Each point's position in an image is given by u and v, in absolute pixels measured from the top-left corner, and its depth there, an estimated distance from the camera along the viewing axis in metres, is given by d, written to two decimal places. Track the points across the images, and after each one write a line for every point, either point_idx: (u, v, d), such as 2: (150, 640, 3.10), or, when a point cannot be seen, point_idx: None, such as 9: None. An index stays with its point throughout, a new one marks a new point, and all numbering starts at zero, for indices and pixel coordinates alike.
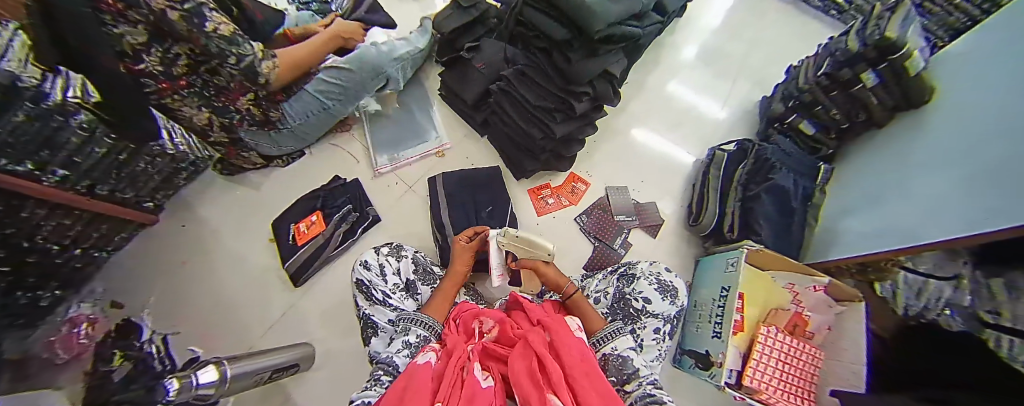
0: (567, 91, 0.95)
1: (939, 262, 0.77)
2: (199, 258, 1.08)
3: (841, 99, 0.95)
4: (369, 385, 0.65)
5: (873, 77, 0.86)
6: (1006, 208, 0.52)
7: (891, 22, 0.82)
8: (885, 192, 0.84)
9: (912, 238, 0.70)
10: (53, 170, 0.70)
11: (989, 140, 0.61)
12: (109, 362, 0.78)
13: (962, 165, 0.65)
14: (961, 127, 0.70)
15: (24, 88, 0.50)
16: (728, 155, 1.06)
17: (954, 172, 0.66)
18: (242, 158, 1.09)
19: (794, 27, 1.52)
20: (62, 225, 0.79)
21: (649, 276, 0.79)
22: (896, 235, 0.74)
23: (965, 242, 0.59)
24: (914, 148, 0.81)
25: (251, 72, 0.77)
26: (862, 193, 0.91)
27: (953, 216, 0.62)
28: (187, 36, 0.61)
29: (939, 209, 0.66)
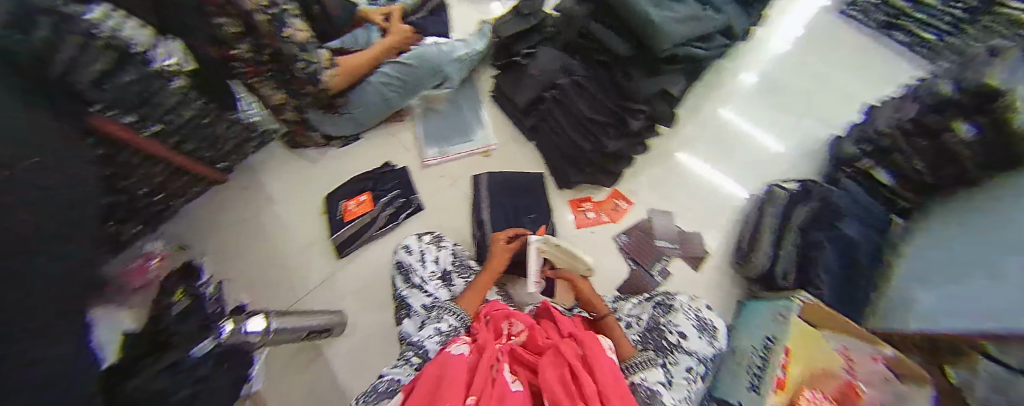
0: (624, 108, 0.93)
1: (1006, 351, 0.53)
2: (256, 219, 1.16)
3: (926, 149, 0.86)
4: (399, 363, 0.70)
5: (970, 128, 0.76)
6: None
7: (992, 68, 0.77)
8: (944, 260, 0.76)
9: (976, 320, 0.61)
10: (148, 124, 0.79)
11: None
12: (170, 294, 0.78)
13: None
14: None
15: (135, 53, 0.68)
16: (789, 196, 1.00)
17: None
18: (305, 138, 1.18)
19: (869, 65, 1.40)
20: (150, 175, 0.89)
21: (689, 311, 0.79)
22: (962, 314, 0.65)
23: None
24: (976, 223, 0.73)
25: (315, 79, 0.97)
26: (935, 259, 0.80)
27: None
28: (269, 37, 0.81)
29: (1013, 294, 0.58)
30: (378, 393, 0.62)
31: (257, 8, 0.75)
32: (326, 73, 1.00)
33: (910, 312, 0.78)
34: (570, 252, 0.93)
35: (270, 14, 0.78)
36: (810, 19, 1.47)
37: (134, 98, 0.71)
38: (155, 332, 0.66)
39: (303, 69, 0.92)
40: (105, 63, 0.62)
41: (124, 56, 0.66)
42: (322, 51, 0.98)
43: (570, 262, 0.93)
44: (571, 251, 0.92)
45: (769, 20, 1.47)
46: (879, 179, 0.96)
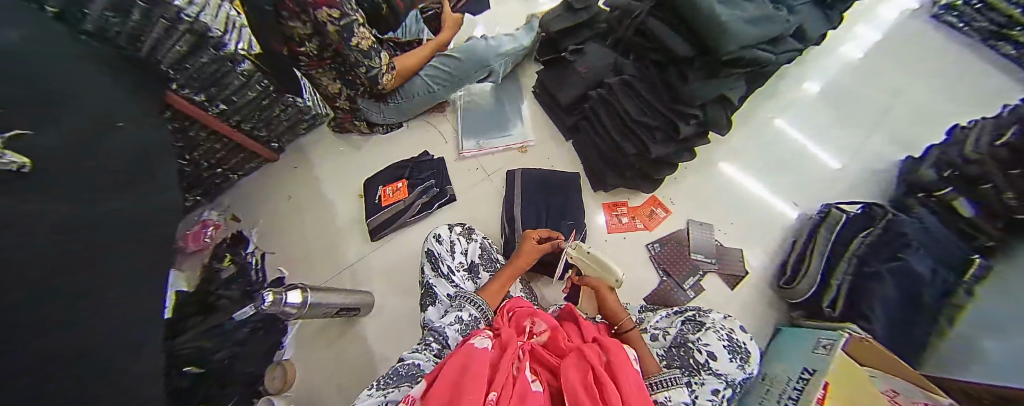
0: (674, 111, 0.90)
1: None
2: (302, 197, 1.24)
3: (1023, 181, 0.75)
4: (420, 347, 0.72)
5: None
6: None
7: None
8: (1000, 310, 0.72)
9: (994, 377, 0.63)
10: (216, 103, 0.88)
11: None
12: (221, 262, 0.97)
13: None
14: None
15: (211, 37, 0.73)
16: (846, 218, 0.93)
17: None
18: (352, 125, 1.23)
19: (958, 84, 1.26)
20: (213, 149, 1.00)
21: (721, 330, 0.75)
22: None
23: None
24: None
25: (373, 81, 1.00)
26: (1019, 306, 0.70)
27: None
28: (336, 41, 0.83)
29: None
30: (401, 376, 0.65)
31: (328, 18, 0.77)
32: (384, 78, 1.01)
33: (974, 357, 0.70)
34: (599, 261, 0.90)
35: (339, 25, 0.80)
36: (892, 27, 1.36)
37: (200, 75, 0.80)
38: (205, 294, 0.85)
39: (365, 73, 0.96)
40: (184, 45, 0.72)
41: (200, 39, 0.72)
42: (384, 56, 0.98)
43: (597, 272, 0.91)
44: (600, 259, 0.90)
45: (850, 24, 1.36)
46: (968, 214, 0.85)
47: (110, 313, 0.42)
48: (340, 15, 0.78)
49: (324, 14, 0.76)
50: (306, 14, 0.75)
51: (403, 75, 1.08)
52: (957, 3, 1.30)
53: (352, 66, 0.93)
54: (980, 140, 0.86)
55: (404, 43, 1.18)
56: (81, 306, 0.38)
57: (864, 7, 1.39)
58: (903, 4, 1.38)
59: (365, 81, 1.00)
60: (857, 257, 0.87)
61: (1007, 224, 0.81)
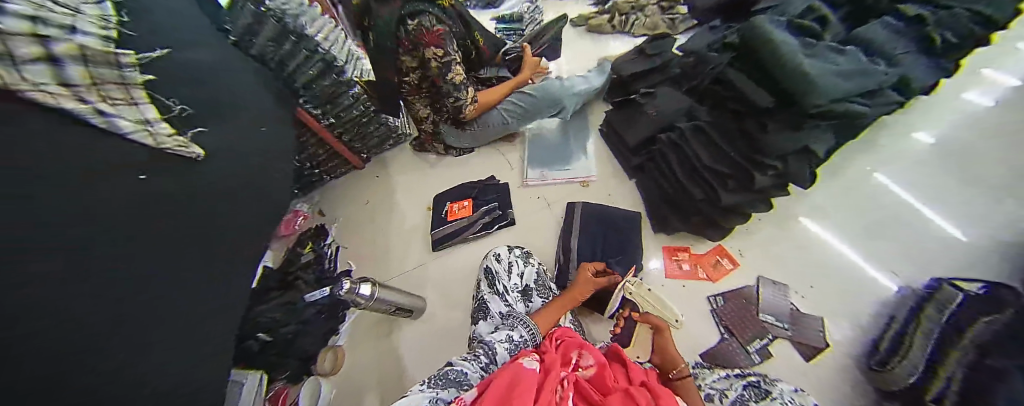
0: (752, 161, 0.87)
1: None
2: (378, 206, 1.38)
3: None
4: (468, 356, 0.74)
5: None
6: None
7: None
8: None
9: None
10: (327, 117, 1.05)
11: None
12: (303, 247, 1.14)
13: None
14: None
15: (336, 65, 0.97)
16: (963, 297, 0.82)
17: None
18: (432, 146, 1.38)
19: None
20: (316, 153, 1.17)
21: (790, 404, 0.68)
22: None
23: None
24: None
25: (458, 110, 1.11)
26: None
27: None
28: (436, 73, 0.97)
29: None
30: (447, 380, 0.67)
31: (433, 56, 0.93)
32: (466, 107, 1.11)
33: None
34: (657, 299, 0.94)
35: (441, 63, 0.94)
36: (1015, 82, 1.24)
37: (318, 99, 0.98)
38: (286, 274, 1.01)
39: (453, 104, 1.07)
40: (316, 69, 0.92)
41: (326, 67, 0.95)
42: (469, 90, 1.08)
43: (657, 309, 0.94)
44: (661, 300, 0.95)
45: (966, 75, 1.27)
46: None
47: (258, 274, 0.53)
48: (443, 54, 0.93)
49: (431, 52, 0.92)
50: (417, 51, 0.92)
51: (486, 106, 1.20)
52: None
53: (443, 97, 1.06)
54: None
55: (486, 78, 1.31)
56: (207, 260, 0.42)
57: (979, 58, 1.30)
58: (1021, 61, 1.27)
59: (451, 109, 1.11)
60: (976, 348, 0.73)
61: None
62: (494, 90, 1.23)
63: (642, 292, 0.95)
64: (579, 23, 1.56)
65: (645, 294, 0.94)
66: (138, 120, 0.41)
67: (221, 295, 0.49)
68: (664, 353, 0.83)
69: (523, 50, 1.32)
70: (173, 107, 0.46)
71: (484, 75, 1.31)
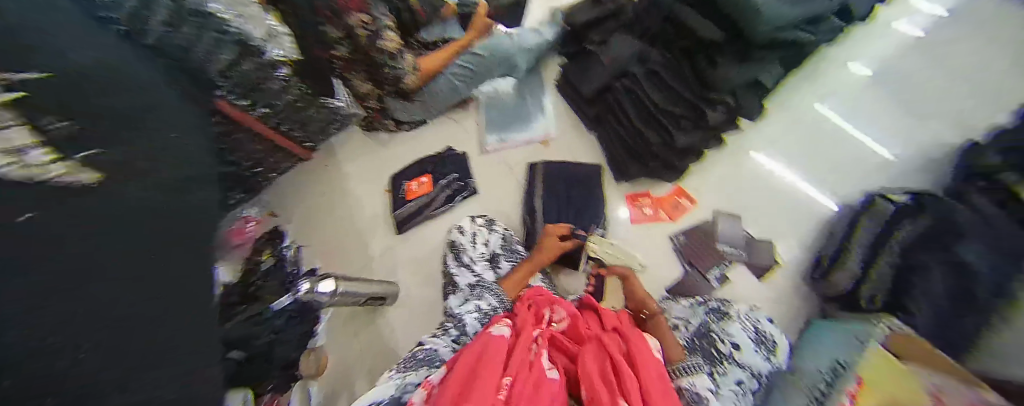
0: (704, 98, 0.88)
1: None
2: (334, 193, 1.31)
3: None
4: (438, 333, 0.74)
5: None
6: None
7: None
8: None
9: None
10: (258, 108, 0.89)
11: None
12: (261, 254, 0.98)
13: None
14: None
15: (253, 44, 0.73)
16: (892, 209, 0.89)
17: None
18: (381, 124, 1.28)
19: None
20: (258, 149, 1.02)
21: (746, 321, 0.76)
22: None
23: None
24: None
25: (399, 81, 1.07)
26: None
27: None
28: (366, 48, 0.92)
29: None
30: (418, 360, 0.66)
31: (359, 23, 0.86)
32: (408, 78, 1.08)
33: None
34: (620, 250, 1.06)
35: (370, 30, 0.89)
36: None
37: (245, 86, 0.80)
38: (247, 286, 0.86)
39: (391, 76, 1.04)
40: (233, 52, 0.71)
41: (245, 48, 0.73)
42: (408, 57, 1.05)
43: (620, 260, 1.05)
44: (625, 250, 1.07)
45: None
46: None
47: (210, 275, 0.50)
48: (371, 21, 0.89)
49: (357, 19, 0.85)
50: (340, 22, 0.83)
51: (432, 70, 1.14)
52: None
53: (377, 65, 0.99)
54: None
55: (430, 43, 1.19)
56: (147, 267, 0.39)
57: None
58: None
59: (392, 78, 1.05)
60: (900, 251, 0.83)
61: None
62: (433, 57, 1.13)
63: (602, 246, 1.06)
64: None
65: (603, 247, 1.06)
66: (9, 153, 0.29)
67: None
68: (636, 297, 0.91)
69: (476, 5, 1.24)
70: (53, 125, 0.34)
71: (424, 36, 1.19)
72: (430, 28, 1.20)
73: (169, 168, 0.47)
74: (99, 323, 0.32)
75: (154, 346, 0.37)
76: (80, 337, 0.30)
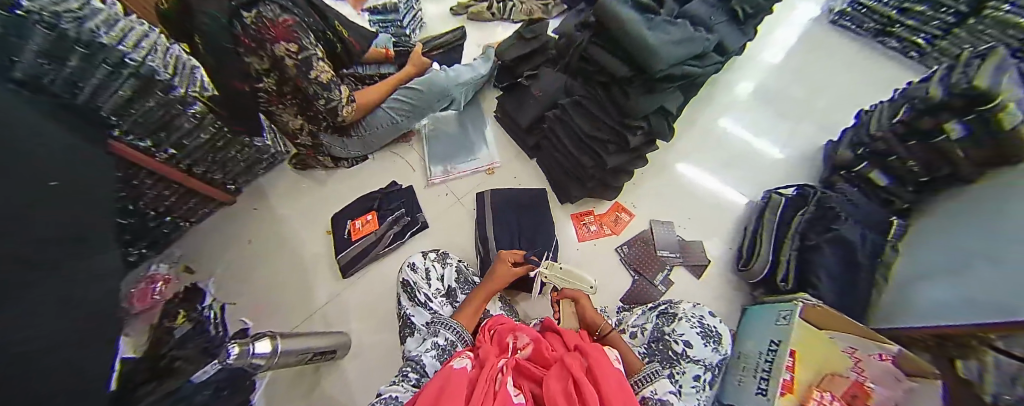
0: (623, 124, 0.96)
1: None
2: (264, 240, 1.19)
3: (919, 149, 0.88)
4: (397, 380, 0.68)
5: (960, 129, 0.78)
6: (1009, 306, 0.60)
7: (983, 68, 0.73)
8: (957, 247, 0.79)
9: (1006, 314, 0.60)
10: (165, 148, 0.86)
11: (1002, 240, 0.69)
12: (174, 320, 0.86)
13: (992, 242, 0.71)
14: (976, 224, 0.78)
15: (159, 80, 0.74)
16: (785, 200, 1.03)
17: (996, 254, 0.69)
18: (315, 159, 1.22)
19: (863, 72, 1.41)
20: (162, 195, 0.96)
21: (692, 318, 0.81)
22: (986, 309, 0.64)
23: (998, 330, 0.60)
24: (970, 222, 0.79)
25: (333, 113, 0.99)
26: (948, 260, 0.80)
27: (1004, 298, 0.62)
28: (295, 79, 0.83)
29: (1006, 295, 0.62)
30: None
31: (286, 53, 0.76)
32: (344, 110, 1.01)
33: (900, 311, 0.84)
34: (572, 274, 0.98)
35: (298, 60, 0.79)
36: (805, 24, 1.51)
37: (150, 126, 0.79)
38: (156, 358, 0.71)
39: (324, 105, 0.94)
40: (129, 88, 0.70)
41: (148, 82, 0.73)
42: (342, 88, 0.97)
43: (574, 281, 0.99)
44: (573, 272, 0.98)
45: (775, 21, 1.52)
46: (955, 137, 0.79)
47: (98, 347, 0.42)
48: (299, 49, 0.77)
49: (282, 47, 0.75)
50: (263, 49, 0.75)
51: (366, 106, 1.08)
52: (847, 9, 1.45)
53: (310, 100, 0.91)
54: (882, 118, 1.00)
55: (366, 76, 1.21)
56: (24, 334, 0.33)
57: (781, 6, 1.55)
58: (804, 8, 1.54)
59: (325, 112, 0.98)
60: (798, 234, 0.97)
61: (916, 188, 0.94)
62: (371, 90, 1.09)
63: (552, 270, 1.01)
64: (459, 11, 1.52)
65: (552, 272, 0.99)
66: None
67: (91, 366, 0.40)
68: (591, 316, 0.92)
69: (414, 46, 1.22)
70: None
71: (363, 72, 1.22)
72: (365, 67, 1.23)
73: (39, 226, 0.40)
74: (63, 337, 0.38)
75: (69, 371, 0.36)
76: (23, 373, 0.32)
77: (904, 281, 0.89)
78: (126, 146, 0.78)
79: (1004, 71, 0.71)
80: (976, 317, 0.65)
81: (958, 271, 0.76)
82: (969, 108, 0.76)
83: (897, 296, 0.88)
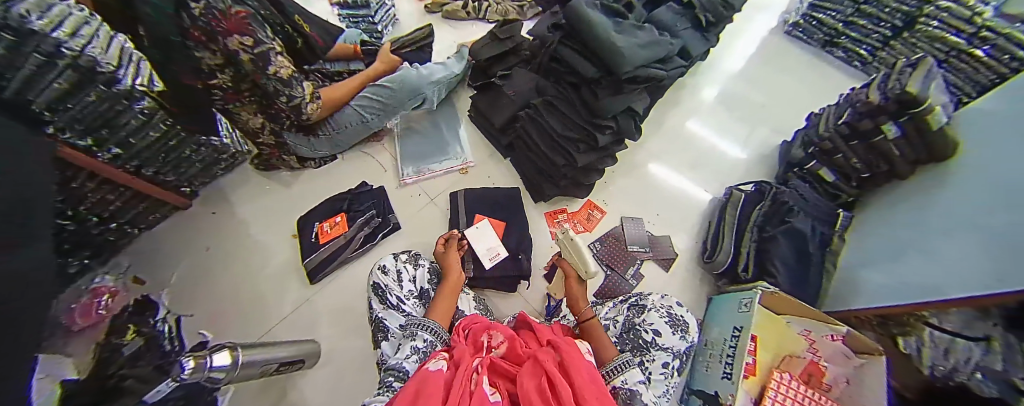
0: (593, 124, 0.98)
1: (967, 320, 0.66)
2: (223, 245, 1.12)
3: (861, 149, 0.95)
4: (380, 390, 0.62)
5: (896, 129, 0.85)
6: (940, 286, 0.66)
7: (913, 77, 0.83)
8: (894, 235, 0.86)
9: (935, 294, 0.66)
10: (109, 148, 0.80)
11: (928, 231, 0.76)
12: (122, 336, 0.78)
13: (922, 232, 0.78)
14: (907, 217, 0.85)
15: (100, 72, 0.65)
16: (745, 197, 1.09)
17: (926, 242, 0.75)
18: (281, 160, 1.17)
19: (814, 79, 1.52)
20: (106, 199, 0.89)
21: (661, 309, 0.84)
22: (914, 291, 0.71)
23: (934, 307, 0.66)
24: (905, 213, 0.87)
25: (297, 111, 0.95)
26: (882, 249, 0.87)
27: (933, 281, 0.68)
28: (251, 74, 0.79)
29: (932, 276, 0.69)
30: None
31: (240, 46, 0.72)
32: (309, 107, 0.97)
33: (846, 297, 0.91)
34: (578, 250, 0.93)
35: (253, 53, 0.75)
36: (762, 34, 1.60)
37: (91, 123, 0.72)
38: (102, 379, 0.64)
39: (287, 103, 0.91)
40: (69, 80, 0.61)
41: (87, 75, 0.64)
42: (306, 84, 0.94)
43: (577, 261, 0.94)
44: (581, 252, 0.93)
45: (735, 30, 1.61)
46: (890, 135, 0.86)
47: None
48: (254, 42, 0.73)
49: (236, 40, 0.70)
50: (214, 43, 0.69)
51: (333, 102, 1.05)
52: (800, 22, 1.54)
53: (271, 98, 0.88)
54: (830, 120, 1.08)
55: (334, 73, 1.17)
56: None
57: (741, 17, 1.64)
58: (761, 19, 1.64)
59: (287, 111, 0.95)
60: (757, 227, 1.02)
61: (858, 183, 1.01)
62: (337, 87, 1.06)
63: (568, 243, 0.97)
64: (434, 9, 1.51)
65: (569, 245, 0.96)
66: None
67: None
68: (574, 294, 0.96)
69: (381, 44, 1.20)
70: None
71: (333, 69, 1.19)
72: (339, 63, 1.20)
73: None
74: None
75: None
76: None
77: (849, 268, 0.95)
78: (64, 145, 0.71)
79: (929, 80, 0.82)
80: (910, 296, 0.71)
81: (891, 258, 0.83)
82: (902, 111, 0.84)
83: (842, 284, 0.94)
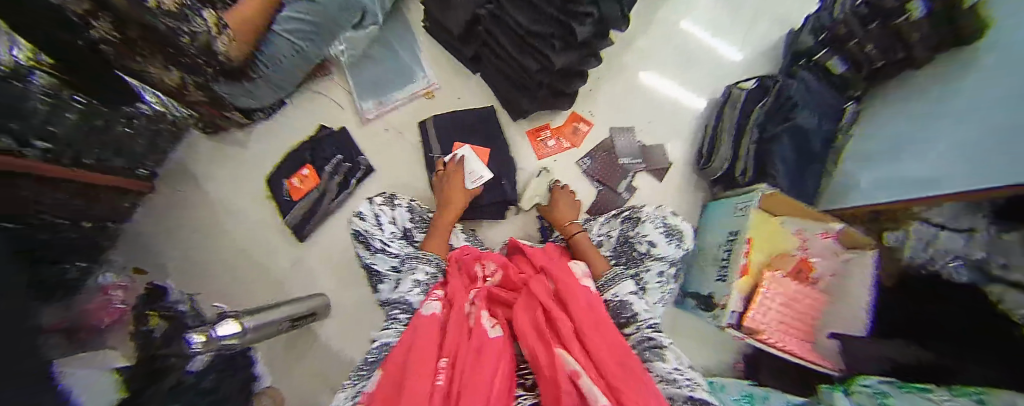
0: (567, 11, 0.76)
1: (954, 213, 0.67)
2: (206, 223, 1.07)
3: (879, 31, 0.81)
4: (388, 323, 0.68)
5: (922, 7, 0.74)
6: (952, 179, 0.64)
7: None
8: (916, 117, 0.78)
9: (935, 188, 0.68)
10: (31, 141, 0.62)
11: (943, 117, 0.70)
12: (148, 321, 0.79)
13: (940, 116, 0.72)
14: (924, 96, 0.77)
15: None
16: (745, 95, 0.98)
17: (945, 128, 0.69)
18: (224, 119, 1.02)
19: None
20: (64, 200, 0.73)
21: (656, 219, 0.84)
22: (918, 186, 0.71)
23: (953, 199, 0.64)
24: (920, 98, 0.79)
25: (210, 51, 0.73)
26: (887, 142, 0.83)
27: (946, 172, 0.66)
28: (129, 13, 0.56)
29: (943, 166, 0.67)
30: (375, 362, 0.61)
31: None
32: (221, 43, 0.75)
33: (845, 195, 0.90)
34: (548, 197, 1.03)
35: None
36: None
37: (0, 114, 0.54)
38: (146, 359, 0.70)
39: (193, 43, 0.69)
40: None
41: None
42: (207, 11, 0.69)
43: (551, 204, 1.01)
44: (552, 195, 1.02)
45: None
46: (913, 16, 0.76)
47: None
48: None
49: None
50: None
51: (250, 29, 0.79)
52: None
53: (174, 45, 0.67)
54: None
55: None
56: None
57: None
58: None
59: (206, 56, 0.74)
60: (756, 128, 0.92)
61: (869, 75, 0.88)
62: (240, 6, 0.76)
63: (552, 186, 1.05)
64: None
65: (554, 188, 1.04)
66: None
67: None
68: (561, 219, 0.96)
69: None
70: None
71: None
72: None
73: None
74: None
75: None
76: None
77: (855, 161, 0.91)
78: None
79: None
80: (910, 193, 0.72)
81: (894, 156, 0.80)
82: None
83: (843, 181, 0.92)
